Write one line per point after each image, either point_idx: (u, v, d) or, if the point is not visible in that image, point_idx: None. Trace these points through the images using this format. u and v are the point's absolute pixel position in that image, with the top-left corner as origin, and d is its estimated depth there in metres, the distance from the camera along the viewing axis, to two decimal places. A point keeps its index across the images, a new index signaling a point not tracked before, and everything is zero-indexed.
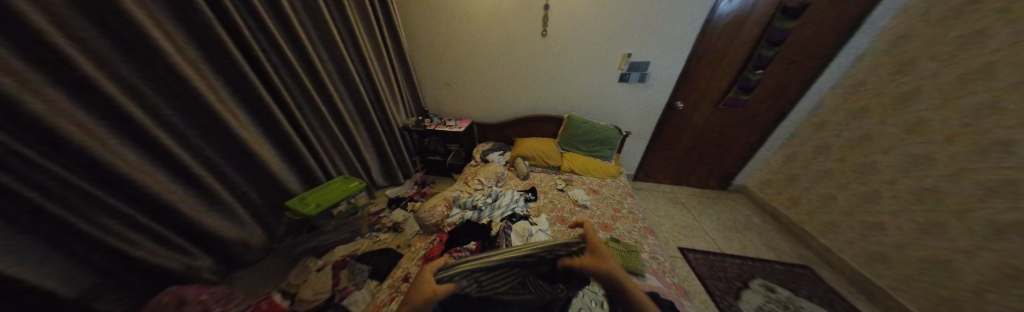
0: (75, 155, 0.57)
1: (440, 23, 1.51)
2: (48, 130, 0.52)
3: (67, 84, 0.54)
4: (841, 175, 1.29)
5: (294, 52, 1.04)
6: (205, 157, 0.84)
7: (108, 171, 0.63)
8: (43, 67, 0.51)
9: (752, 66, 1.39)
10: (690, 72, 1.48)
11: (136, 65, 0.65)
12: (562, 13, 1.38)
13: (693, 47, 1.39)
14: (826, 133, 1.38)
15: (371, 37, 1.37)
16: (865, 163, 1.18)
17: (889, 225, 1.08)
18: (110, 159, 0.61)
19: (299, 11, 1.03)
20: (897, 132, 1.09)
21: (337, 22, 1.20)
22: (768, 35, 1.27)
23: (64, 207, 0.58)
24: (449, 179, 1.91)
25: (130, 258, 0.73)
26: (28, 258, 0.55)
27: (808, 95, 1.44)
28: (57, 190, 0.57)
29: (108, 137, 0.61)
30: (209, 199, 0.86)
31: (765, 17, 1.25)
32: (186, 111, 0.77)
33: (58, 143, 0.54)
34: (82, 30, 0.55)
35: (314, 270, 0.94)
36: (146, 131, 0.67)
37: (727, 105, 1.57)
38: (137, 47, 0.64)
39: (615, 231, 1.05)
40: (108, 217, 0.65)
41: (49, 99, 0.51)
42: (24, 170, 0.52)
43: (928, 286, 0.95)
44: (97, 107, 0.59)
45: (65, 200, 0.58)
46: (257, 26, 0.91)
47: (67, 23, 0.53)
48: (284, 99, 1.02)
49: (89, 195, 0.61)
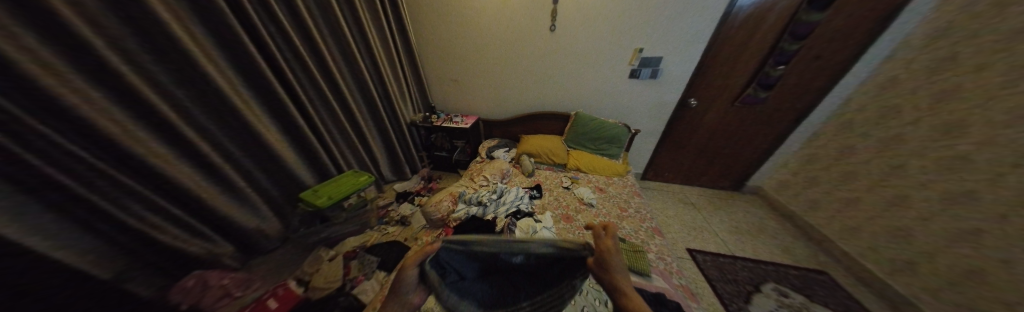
0: (136, 165, 0.70)
1: (448, 30, 1.58)
2: (113, 145, 0.64)
3: (127, 105, 0.66)
4: (896, 149, 1.10)
5: (317, 65, 1.17)
6: (237, 162, 0.96)
7: (159, 177, 0.75)
8: (115, 92, 0.63)
9: (789, 35, 1.20)
10: (710, 54, 1.36)
11: (183, 85, 0.77)
12: (570, 6, 1.34)
13: (715, 31, 1.28)
14: (869, 115, 1.21)
15: (385, 48, 1.48)
16: (938, 125, 0.97)
17: (948, 209, 0.93)
18: (161, 166, 0.73)
19: (321, 29, 1.16)
20: (965, 103, 0.92)
21: (356, 38, 1.31)
22: (791, 29, 1.18)
23: (130, 207, 0.72)
24: (456, 175, 1.98)
25: (172, 249, 0.85)
26: (89, 249, 0.67)
27: (863, 61, 1.22)
28: (117, 193, 0.68)
29: (157, 147, 0.73)
30: (237, 198, 0.98)
31: (788, 9, 1.16)
32: (226, 124, 0.90)
33: (119, 153, 0.66)
34: (143, 61, 0.67)
35: (325, 260, 1.05)
36: (191, 142, 0.79)
37: (744, 102, 1.47)
38: (182, 71, 0.76)
39: (622, 231, 1.07)
40: (159, 216, 0.79)
41: (115, 118, 0.63)
42: (95, 178, 0.64)
43: (998, 275, 0.80)
44: (153, 124, 0.72)
45: (131, 201, 0.72)
46: (284, 45, 1.03)
47: (133, 57, 0.65)
48: (305, 109, 1.14)
49: (148, 198, 0.75)
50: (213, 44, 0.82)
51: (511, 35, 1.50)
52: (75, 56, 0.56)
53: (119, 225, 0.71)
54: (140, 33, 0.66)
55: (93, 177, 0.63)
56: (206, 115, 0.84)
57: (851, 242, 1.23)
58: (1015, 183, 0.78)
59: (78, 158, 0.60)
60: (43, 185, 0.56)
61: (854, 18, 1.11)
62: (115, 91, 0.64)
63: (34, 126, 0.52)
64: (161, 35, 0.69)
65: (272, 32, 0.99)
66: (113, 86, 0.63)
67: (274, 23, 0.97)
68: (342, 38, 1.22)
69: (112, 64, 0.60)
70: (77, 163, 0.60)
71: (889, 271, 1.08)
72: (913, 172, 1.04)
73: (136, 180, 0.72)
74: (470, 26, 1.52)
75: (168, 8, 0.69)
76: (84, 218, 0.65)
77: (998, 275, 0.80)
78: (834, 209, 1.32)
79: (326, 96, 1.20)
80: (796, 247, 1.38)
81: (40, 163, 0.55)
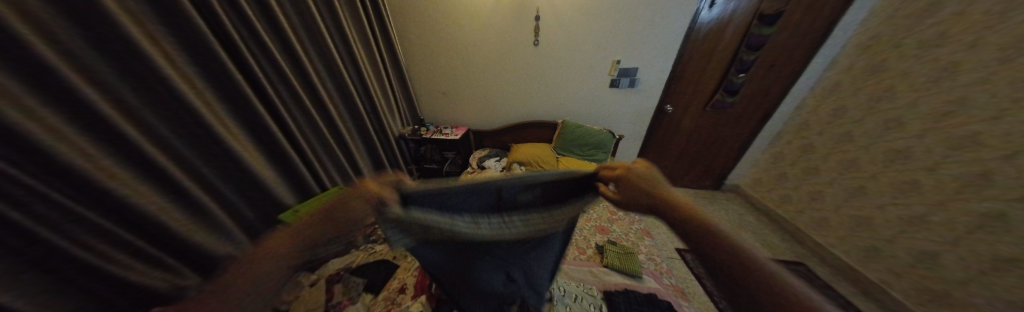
0: (98, 196, 0.61)
1: (435, 46, 1.62)
2: (80, 176, 0.56)
3: (95, 131, 0.59)
4: (852, 144, 1.20)
5: (300, 81, 1.15)
6: (212, 185, 0.88)
7: (130, 210, 0.66)
8: (74, 115, 0.56)
9: (746, 47, 1.34)
10: (681, 64, 1.47)
11: (153, 106, 0.71)
12: (551, 21, 1.43)
13: (683, 44, 1.41)
14: (824, 114, 1.33)
15: (372, 63, 1.48)
16: (884, 122, 1.08)
17: (899, 198, 1.02)
18: (132, 198, 0.65)
19: (305, 45, 1.15)
20: (903, 100, 1.03)
21: (342, 52, 1.31)
22: (747, 40, 1.31)
23: (91, 244, 0.61)
24: None
25: (142, 293, 0.74)
26: (45, 301, 0.57)
27: (812, 68, 1.35)
28: (81, 233, 0.59)
29: (128, 177, 0.65)
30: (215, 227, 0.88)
31: (743, 24, 1.30)
32: (200, 145, 0.83)
33: (86, 185, 0.58)
34: (108, 80, 0.62)
35: (306, 285, 0.96)
36: (163, 169, 0.71)
37: (714, 108, 1.57)
38: (150, 89, 0.70)
39: (612, 234, 1.14)
40: (127, 250, 0.69)
41: (81, 147, 0.56)
42: (56, 216, 0.55)
43: (950, 256, 0.88)
44: (119, 149, 0.64)
45: (97, 241, 0.62)
46: (263, 60, 1.01)
47: (98, 75, 0.60)
48: (286, 126, 1.11)
49: (116, 234, 0.65)
50: (185, 60, 0.79)
51: (496, 48, 1.55)
52: (34, 80, 0.50)
53: (77, 265, 0.61)
54: (105, 49, 0.61)
55: (49, 210, 0.54)
56: (178, 137, 0.78)
57: (821, 232, 1.31)
58: (957, 172, 0.87)
59: (32, 191, 0.51)
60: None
61: (799, 30, 1.26)
62: (76, 112, 0.56)
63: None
64: (130, 50, 0.65)
65: (254, 49, 0.97)
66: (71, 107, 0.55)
67: (255, 39, 0.96)
68: (327, 54, 1.22)
69: (73, 84, 0.54)
70: (39, 198, 0.52)
71: (859, 259, 1.15)
72: (866, 165, 1.14)
73: (99, 212, 0.62)
74: (457, 40, 1.56)
75: (136, 23, 0.66)
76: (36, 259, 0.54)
77: (953, 257, 0.87)
78: (802, 202, 1.42)
79: (308, 111, 1.17)
80: (776, 241, 1.43)
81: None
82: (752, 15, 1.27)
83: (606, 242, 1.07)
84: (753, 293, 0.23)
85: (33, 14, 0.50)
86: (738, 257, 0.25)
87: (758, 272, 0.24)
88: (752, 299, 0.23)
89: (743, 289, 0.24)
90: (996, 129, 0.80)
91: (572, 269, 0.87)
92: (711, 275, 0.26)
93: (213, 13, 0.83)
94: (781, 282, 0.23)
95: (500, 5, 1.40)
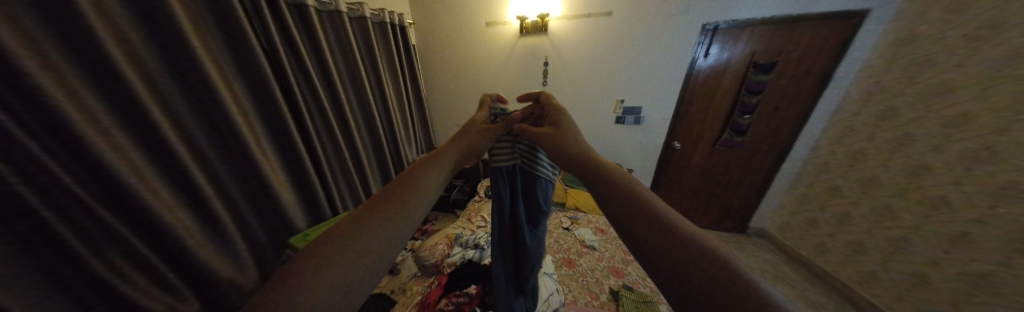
0: (142, 218, 0.57)
1: (456, 84, 1.80)
2: (116, 185, 0.52)
3: (149, 141, 0.58)
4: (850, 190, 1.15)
5: (332, 103, 1.12)
6: (239, 212, 0.80)
7: (163, 233, 0.60)
8: (136, 122, 0.56)
9: (747, 90, 1.43)
10: (685, 103, 1.55)
11: (204, 122, 0.71)
12: (561, 65, 1.59)
13: (682, 86, 1.52)
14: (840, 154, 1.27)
15: (399, 97, 1.53)
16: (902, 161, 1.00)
17: None
18: (166, 218, 0.60)
19: (342, 74, 1.18)
20: None
21: (372, 81, 1.34)
22: (748, 85, 1.41)
23: (129, 274, 0.55)
24: (452, 216, 1.88)
25: None
26: None
27: (819, 112, 1.38)
28: (115, 258, 0.53)
29: (168, 194, 0.61)
30: (237, 259, 0.78)
31: (741, 70, 1.42)
32: (239, 170, 0.80)
33: (124, 198, 0.53)
34: (170, 97, 0.64)
35: None
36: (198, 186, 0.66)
37: (725, 146, 1.57)
38: (204, 110, 0.71)
39: (628, 278, 1.07)
40: (161, 288, 0.62)
41: (129, 156, 0.54)
42: (101, 239, 0.51)
43: None
44: (166, 167, 0.61)
45: (130, 268, 0.56)
46: (306, 88, 1.00)
47: (163, 94, 0.62)
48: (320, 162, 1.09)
49: (149, 260, 0.58)
50: (244, 87, 0.81)
51: (510, 87, 1.72)
52: (111, 88, 0.52)
53: (116, 301, 0.54)
54: (176, 73, 0.65)
55: (98, 235, 0.50)
56: (221, 161, 0.75)
57: (877, 292, 1.10)
58: None
59: (97, 221, 0.49)
60: (40, 245, 0.43)
61: (797, 77, 1.36)
62: (143, 131, 0.57)
63: (50, 166, 0.43)
64: (198, 72, 0.68)
65: (299, 77, 0.98)
66: (139, 124, 0.56)
67: (304, 75, 0.99)
68: (360, 85, 1.23)
69: (146, 105, 0.55)
70: (82, 211, 0.47)
71: None
72: None
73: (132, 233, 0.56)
74: (478, 78, 1.74)
75: (205, 47, 0.70)
76: (78, 292, 0.49)
77: None
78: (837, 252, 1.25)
79: (340, 146, 1.12)
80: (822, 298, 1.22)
81: (55, 222, 0.44)
82: (747, 64, 1.40)
83: (622, 286, 1.01)
84: (655, 248, 0.20)
85: (131, 43, 0.56)
86: (641, 213, 0.22)
87: (657, 225, 0.21)
88: (662, 258, 0.19)
89: (649, 248, 0.20)
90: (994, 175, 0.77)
91: None
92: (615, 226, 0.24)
93: (272, 42, 0.85)
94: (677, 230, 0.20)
95: (516, 53, 1.62)
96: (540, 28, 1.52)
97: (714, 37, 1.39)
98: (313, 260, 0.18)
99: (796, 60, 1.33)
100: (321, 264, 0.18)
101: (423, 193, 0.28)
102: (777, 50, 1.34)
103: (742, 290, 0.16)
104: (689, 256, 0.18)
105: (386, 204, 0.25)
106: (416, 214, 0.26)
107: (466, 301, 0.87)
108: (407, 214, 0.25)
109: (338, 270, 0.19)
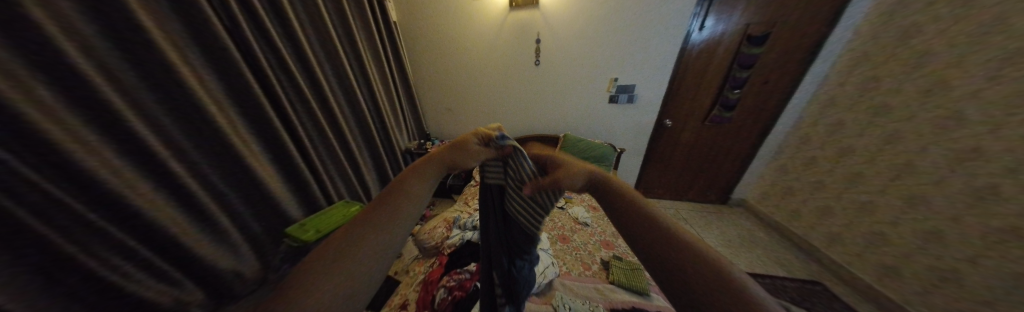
0: (105, 197, 0.50)
1: (444, 65, 1.72)
2: (67, 164, 0.45)
3: (93, 115, 0.49)
4: (846, 158, 1.20)
5: (311, 87, 1.05)
6: (227, 203, 0.75)
7: (131, 214, 0.54)
8: (77, 97, 0.47)
9: (738, 65, 1.43)
10: (677, 80, 1.55)
11: (164, 100, 0.61)
12: (551, 42, 1.53)
13: (676, 62, 1.50)
14: (826, 123, 1.32)
15: (384, 82, 1.46)
16: (902, 124, 1.01)
17: (879, 203, 1.06)
18: (139, 202, 0.54)
19: (318, 54, 1.09)
20: (917, 97, 0.98)
21: (352, 62, 1.25)
22: (739, 59, 1.41)
23: (96, 251, 0.50)
24: (448, 200, 2.01)
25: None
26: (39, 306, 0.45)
27: (803, 85, 1.41)
28: (78, 233, 0.48)
29: (136, 178, 0.55)
30: (226, 244, 0.74)
31: (734, 44, 1.41)
32: (226, 168, 0.74)
33: (85, 180, 0.47)
34: (123, 77, 0.54)
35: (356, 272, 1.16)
36: (170, 169, 0.60)
37: (715, 122, 1.60)
38: (172, 97, 0.62)
39: (618, 250, 1.15)
40: (150, 272, 0.59)
41: (82, 134, 0.47)
42: (59, 216, 0.45)
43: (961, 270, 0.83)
44: (123, 141, 0.53)
45: (99, 244, 0.51)
46: (280, 71, 0.93)
47: (114, 75, 0.53)
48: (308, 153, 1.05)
49: (120, 239, 0.53)
50: (212, 74, 0.72)
51: (501, 68, 1.66)
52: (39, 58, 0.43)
53: (94, 282, 0.51)
54: (129, 56, 0.55)
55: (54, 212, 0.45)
56: (197, 147, 0.67)
57: (837, 250, 1.22)
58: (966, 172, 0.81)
59: (76, 218, 0.47)
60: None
61: (788, 48, 1.35)
62: (89, 104, 0.48)
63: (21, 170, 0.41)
64: (153, 53, 0.57)
65: (268, 57, 0.90)
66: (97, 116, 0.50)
67: (277, 57, 0.91)
68: (340, 67, 1.15)
69: (103, 91, 0.49)
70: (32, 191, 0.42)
71: (878, 277, 1.07)
72: (872, 179, 1.09)
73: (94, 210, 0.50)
74: (467, 59, 1.67)
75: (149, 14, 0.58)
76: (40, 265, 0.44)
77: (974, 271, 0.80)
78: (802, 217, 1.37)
79: (326, 134, 1.07)
80: (785, 256, 1.35)
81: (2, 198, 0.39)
82: (740, 37, 1.38)
83: (612, 257, 1.09)
84: (676, 274, 0.19)
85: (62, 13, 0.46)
86: (681, 253, 0.19)
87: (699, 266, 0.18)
88: (673, 280, 0.19)
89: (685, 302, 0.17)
90: (985, 141, 0.81)
91: (576, 285, 0.94)
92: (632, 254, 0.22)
93: (231, 17, 0.76)
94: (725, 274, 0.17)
95: (506, 30, 1.54)
96: (532, 1, 1.43)
97: (710, 8, 1.35)
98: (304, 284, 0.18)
99: (789, 32, 1.32)
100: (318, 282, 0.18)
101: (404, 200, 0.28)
102: (770, 21, 1.32)
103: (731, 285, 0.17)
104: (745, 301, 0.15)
105: (371, 220, 0.25)
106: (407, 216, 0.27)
107: (467, 277, 0.92)
108: (399, 220, 0.26)
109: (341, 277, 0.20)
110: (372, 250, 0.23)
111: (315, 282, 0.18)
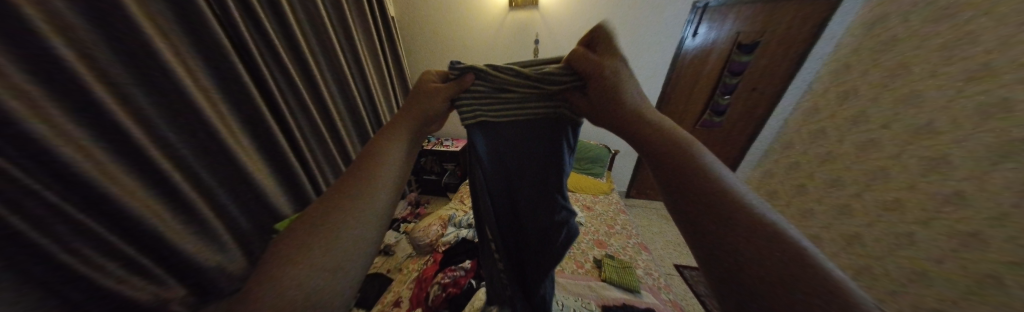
0: (74, 181, 0.39)
1: (443, 62, 1.71)
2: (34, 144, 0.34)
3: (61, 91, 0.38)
4: (831, 163, 1.23)
5: (303, 80, 1.00)
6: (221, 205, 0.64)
7: (108, 201, 0.42)
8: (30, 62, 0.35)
9: (729, 72, 1.50)
10: (671, 84, 1.59)
11: (147, 83, 0.50)
12: (551, 43, 1.55)
13: (669, 67, 1.56)
14: (810, 128, 1.39)
15: (380, 78, 1.42)
16: (878, 132, 1.05)
17: (855, 207, 1.10)
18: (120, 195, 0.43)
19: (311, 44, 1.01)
20: (889, 105, 1.03)
21: (348, 56, 1.21)
22: (730, 66, 1.48)
23: (66, 239, 0.39)
24: (444, 198, 2.01)
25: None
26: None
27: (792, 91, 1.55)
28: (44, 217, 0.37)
29: (115, 168, 0.44)
30: (214, 240, 0.61)
31: (726, 51, 1.47)
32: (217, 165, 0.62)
33: (54, 159, 0.36)
34: (97, 47, 0.43)
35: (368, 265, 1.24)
36: (151, 157, 0.48)
37: (704, 126, 1.68)
38: (148, 76, 0.50)
39: (610, 248, 1.18)
40: (131, 268, 0.47)
41: (49, 116, 0.36)
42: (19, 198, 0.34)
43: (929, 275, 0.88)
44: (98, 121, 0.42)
45: (65, 233, 0.39)
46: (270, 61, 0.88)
47: (84, 44, 0.41)
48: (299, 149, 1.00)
49: (91, 227, 0.41)
50: None
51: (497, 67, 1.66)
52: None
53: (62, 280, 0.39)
54: (102, 27, 0.44)
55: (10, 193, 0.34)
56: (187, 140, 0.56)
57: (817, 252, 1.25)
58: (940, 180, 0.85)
59: (40, 201, 0.36)
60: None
61: (775, 58, 1.49)
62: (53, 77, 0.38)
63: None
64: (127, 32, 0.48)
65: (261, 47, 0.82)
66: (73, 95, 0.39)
67: (267, 46, 0.85)
68: (335, 61, 1.11)
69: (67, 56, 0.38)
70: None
71: None
72: (849, 182, 1.14)
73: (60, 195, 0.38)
74: (466, 57, 1.67)
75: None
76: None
77: (937, 274, 0.82)
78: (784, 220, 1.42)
79: (318, 129, 1.03)
80: None
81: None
82: (732, 45, 1.45)
83: (604, 256, 1.12)
84: (717, 217, 0.22)
85: None
86: (727, 198, 0.22)
87: (744, 212, 0.21)
88: (710, 217, 0.22)
89: (713, 248, 0.21)
90: (950, 152, 0.84)
91: (569, 283, 0.96)
92: (674, 195, 0.25)
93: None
94: (762, 224, 0.21)
95: (506, 28, 1.54)
96: (531, 2, 1.43)
97: (704, 16, 1.40)
98: (278, 270, 0.19)
99: (777, 44, 1.45)
100: (289, 263, 0.20)
101: (375, 172, 0.29)
102: (759, 31, 1.41)
103: (768, 232, 0.20)
104: (794, 264, 0.18)
105: (340, 200, 0.25)
106: (378, 197, 0.28)
107: (461, 275, 0.92)
108: (370, 190, 0.27)
109: (316, 257, 0.21)
110: (356, 222, 0.25)
111: (283, 270, 0.19)
